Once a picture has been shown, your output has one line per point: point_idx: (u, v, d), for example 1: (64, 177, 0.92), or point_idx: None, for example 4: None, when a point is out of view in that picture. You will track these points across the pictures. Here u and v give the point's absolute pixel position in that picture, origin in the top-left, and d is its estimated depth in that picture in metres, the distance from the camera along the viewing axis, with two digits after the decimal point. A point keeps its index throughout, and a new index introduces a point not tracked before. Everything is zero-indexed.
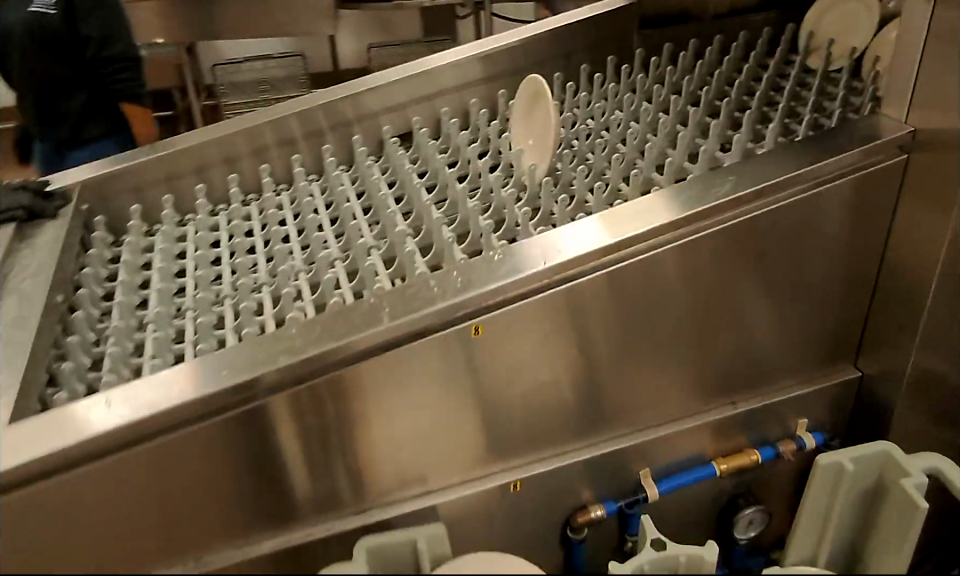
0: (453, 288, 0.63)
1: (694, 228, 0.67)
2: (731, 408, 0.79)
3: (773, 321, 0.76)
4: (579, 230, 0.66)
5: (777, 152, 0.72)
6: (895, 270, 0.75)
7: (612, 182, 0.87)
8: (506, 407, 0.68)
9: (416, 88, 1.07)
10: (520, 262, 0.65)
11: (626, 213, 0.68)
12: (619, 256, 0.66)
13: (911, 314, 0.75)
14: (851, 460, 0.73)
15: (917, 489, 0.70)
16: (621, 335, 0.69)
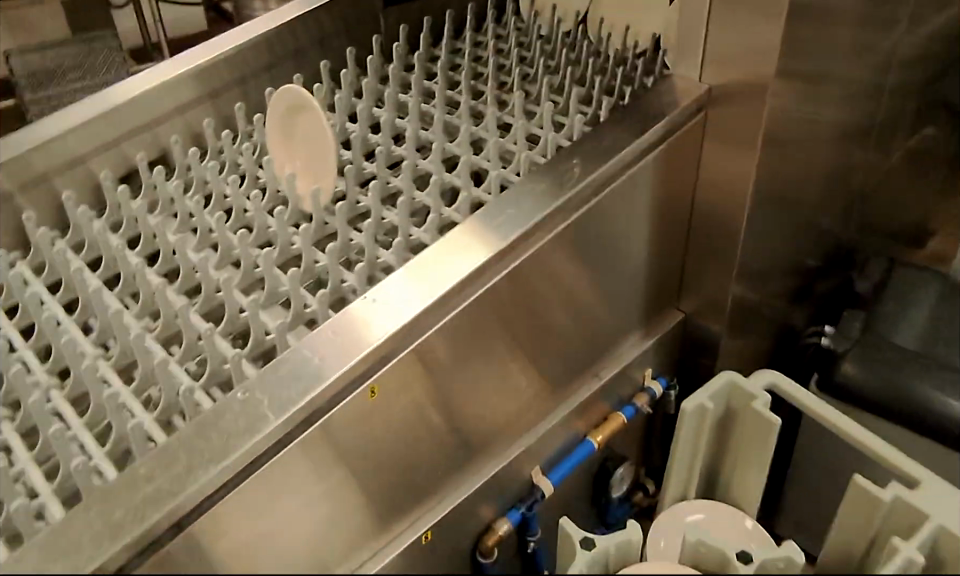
0: (339, 354, 0.58)
1: (522, 247, 0.67)
2: (577, 393, 0.81)
3: (601, 301, 0.79)
4: (401, 288, 0.62)
5: (599, 131, 0.76)
6: (706, 214, 0.84)
7: (408, 192, 0.80)
8: (388, 466, 0.63)
9: (125, 120, 0.89)
10: (388, 313, 0.61)
11: (448, 249, 0.66)
12: (478, 285, 0.65)
13: (725, 247, 0.84)
14: (708, 398, 0.79)
15: (764, 406, 0.78)
16: (478, 359, 0.68)
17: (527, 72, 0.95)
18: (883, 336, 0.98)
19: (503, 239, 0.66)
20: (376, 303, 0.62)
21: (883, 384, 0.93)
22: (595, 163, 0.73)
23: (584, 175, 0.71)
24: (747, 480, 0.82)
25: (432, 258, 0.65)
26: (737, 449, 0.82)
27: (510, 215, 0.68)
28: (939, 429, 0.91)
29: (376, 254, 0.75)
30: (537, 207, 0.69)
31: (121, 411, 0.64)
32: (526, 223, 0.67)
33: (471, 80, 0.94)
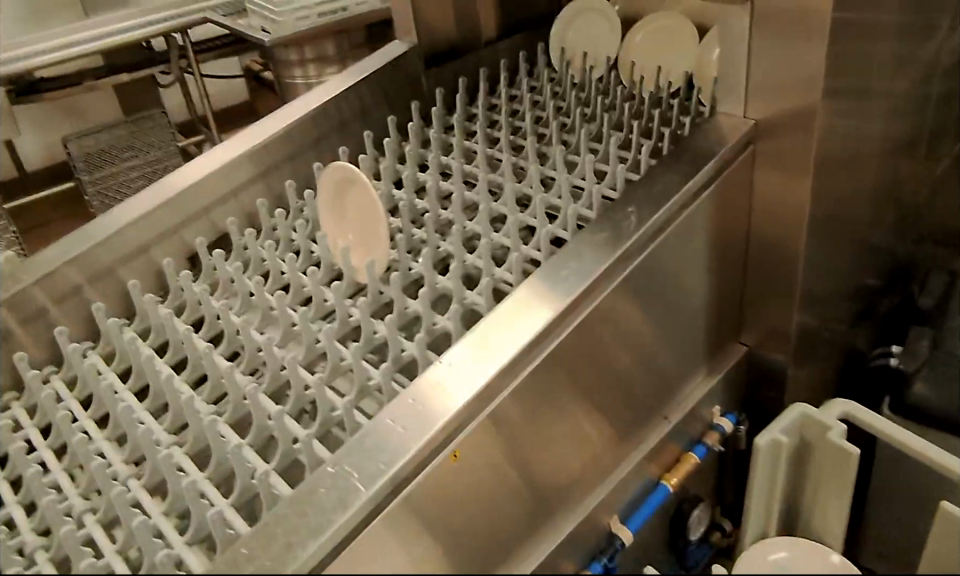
0: (421, 421, 0.61)
1: (589, 299, 0.70)
2: (645, 441, 0.81)
3: (662, 346, 0.80)
4: (485, 348, 0.66)
5: (647, 178, 0.77)
6: (762, 242, 0.85)
7: (458, 255, 0.80)
8: (470, 528, 0.64)
9: (184, 207, 0.93)
10: (456, 383, 0.64)
11: (515, 309, 0.69)
12: (541, 348, 0.67)
13: (786, 276, 0.84)
14: (781, 432, 0.79)
15: (841, 436, 0.77)
16: (551, 411, 0.69)
17: (565, 125, 0.96)
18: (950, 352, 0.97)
19: (560, 301, 0.68)
20: (444, 374, 0.65)
21: (956, 402, 0.91)
22: (648, 210, 0.74)
23: (640, 222, 0.73)
24: (830, 511, 0.81)
25: (493, 325, 0.68)
26: (816, 482, 0.81)
27: (572, 274, 0.70)
28: None
29: (432, 321, 0.75)
30: (595, 261, 0.71)
31: (199, 499, 0.66)
32: (582, 283, 0.69)
33: (509, 137, 0.95)
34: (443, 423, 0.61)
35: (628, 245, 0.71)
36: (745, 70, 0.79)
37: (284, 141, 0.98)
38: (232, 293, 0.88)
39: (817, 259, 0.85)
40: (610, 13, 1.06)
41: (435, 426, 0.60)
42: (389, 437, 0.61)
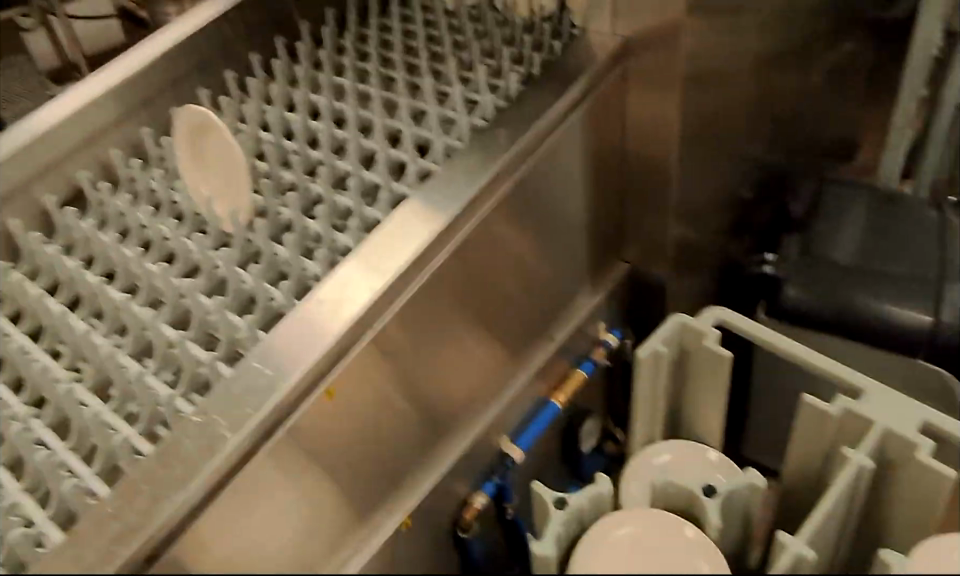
0: (286, 362, 0.61)
1: (462, 222, 0.69)
2: (529, 362, 0.83)
3: (545, 263, 0.81)
4: (351, 280, 0.64)
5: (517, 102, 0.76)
6: (636, 158, 0.86)
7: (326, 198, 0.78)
8: (351, 454, 0.65)
9: (31, 161, 0.86)
10: (329, 315, 0.63)
11: (386, 237, 0.67)
12: (417, 273, 0.66)
13: (658, 190, 0.87)
14: (662, 343, 0.82)
15: (715, 342, 0.82)
16: (430, 333, 0.69)
17: (438, 50, 0.93)
18: (820, 255, 1.03)
19: (433, 223, 0.67)
20: (318, 307, 0.63)
21: (821, 300, 0.99)
22: (519, 129, 0.74)
23: (512, 142, 0.73)
24: (707, 411, 0.86)
25: (367, 253, 0.66)
26: (693, 385, 0.86)
27: (441, 198, 0.69)
28: (880, 335, 0.96)
29: (301, 269, 0.72)
30: (468, 182, 0.70)
31: (58, 474, 0.65)
32: (455, 204, 0.68)
33: (382, 65, 0.91)
34: (315, 359, 0.60)
35: (496, 166, 0.71)
36: None
37: (141, 79, 0.92)
38: (89, 252, 0.84)
39: (690, 175, 0.87)
40: None
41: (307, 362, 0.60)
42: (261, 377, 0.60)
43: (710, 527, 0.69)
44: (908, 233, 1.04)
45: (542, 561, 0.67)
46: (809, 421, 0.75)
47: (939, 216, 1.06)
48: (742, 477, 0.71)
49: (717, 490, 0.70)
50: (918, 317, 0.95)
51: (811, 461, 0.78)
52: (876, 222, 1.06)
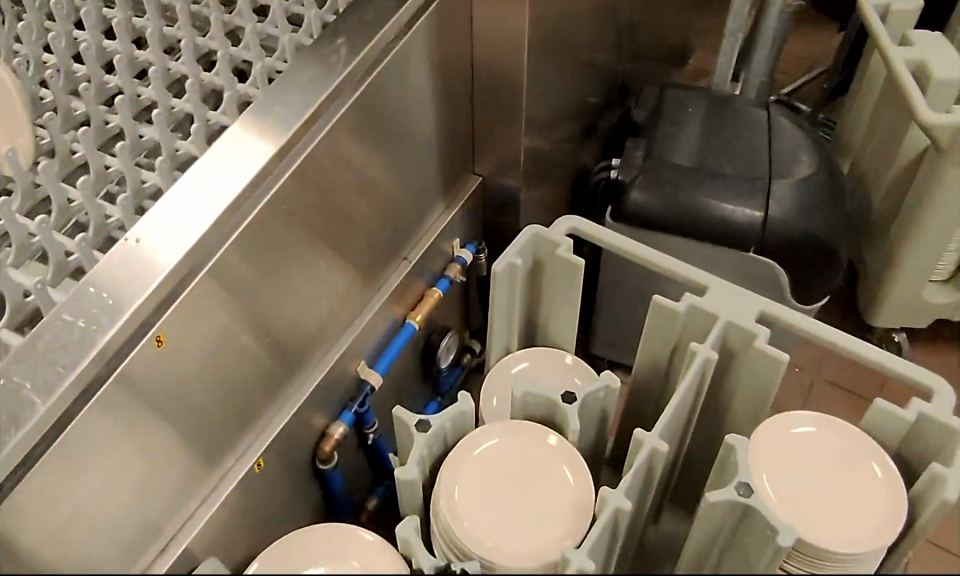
0: (109, 313, 0.54)
1: (303, 146, 0.62)
2: (383, 287, 0.79)
3: (395, 181, 0.76)
4: (171, 216, 0.57)
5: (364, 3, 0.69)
6: (489, 72, 0.79)
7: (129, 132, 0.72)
8: (192, 401, 0.59)
9: None
10: (157, 252, 0.56)
11: (211, 166, 0.60)
12: (254, 199, 0.59)
13: (511, 104, 0.81)
14: (517, 255, 0.81)
15: (568, 252, 0.81)
16: (270, 266, 0.63)
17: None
18: (663, 158, 1.05)
19: (269, 143, 0.61)
20: (144, 244, 0.56)
21: (666, 202, 1.02)
22: (358, 36, 0.67)
23: (351, 51, 0.66)
24: (562, 318, 0.87)
25: (196, 181, 0.59)
26: (547, 294, 0.87)
27: (275, 116, 0.62)
28: (718, 233, 1.01)
29: (103, 216, 0.67)
30: (306, 97, 0.63)
31: None
32: (294, 122, 0.62)
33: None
34: (141, 300, 0.54)
35: (337, 78, 0.64)
36: None
37: None
38: None
39: (540, 87, 0.82)
40: None
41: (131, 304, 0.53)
42: (82, 332, 0.54)
43: (571, 433, 0.70)
44: (739, 133, 1.08)
45: (407, 485, 0.65)
46: (659, 321, 0.78)
47: (767, 116, 1.11)
48: (599, 379, 0.71)
49: (575, 395, 0.70)
50: (750, 214, 1.00)
51: (661, 360, 0.81)
52: (711, 124, 1.09)
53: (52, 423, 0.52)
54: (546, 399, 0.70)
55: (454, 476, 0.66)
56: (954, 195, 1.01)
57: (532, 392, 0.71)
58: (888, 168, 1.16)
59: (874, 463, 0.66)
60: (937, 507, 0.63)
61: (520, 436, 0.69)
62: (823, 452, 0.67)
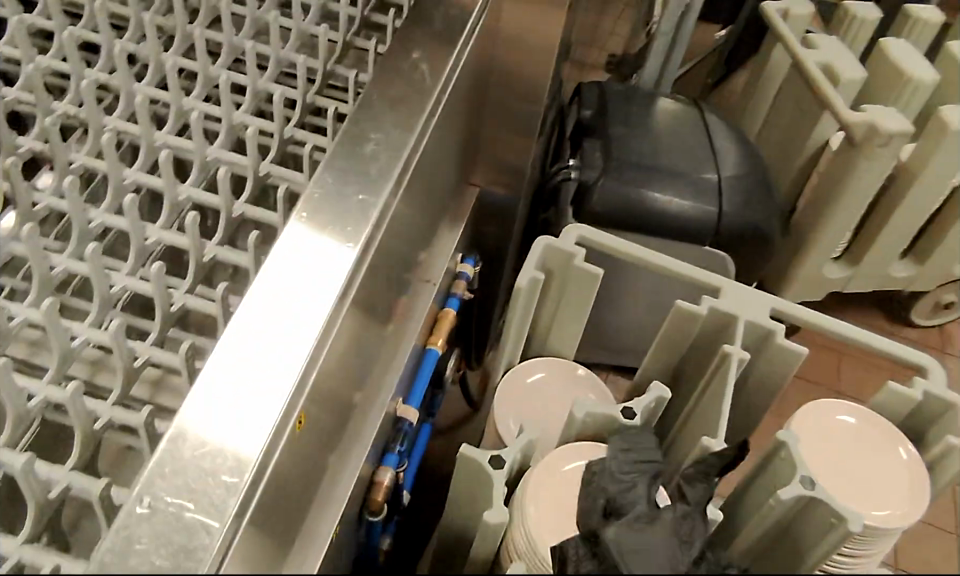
0: (266, 406, 0.49)
1: (391, 198, 0.60)
2: (412, 318, 0.74)
3: (416, 209, 0.73)
4: (295, 297, 0.53)
5: (428, 25, 0.73)
6: (511, 80, 0.85)
7: (112, 176, 0.67)
8: (295, 483, 0.55)
9: None
10: (260, 388, 0.50)
11: (313, 235, 0.56)
12: (344, 310, 0.55)
13: (527, 112, 0.87)
14: (535, 270, 0.79)
15: (584, 263, 0.79)
16: (352, 332, 0.60)
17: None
18: (620, 156, 1.07)
19: (349, 247, 0.56)
20: (270, 333, 0.52)
21: (626, 204, 1.04)
22: (436, 58, 0.71)
23: (435, 74, 0.69)
24: (569, 329, 0.85)
25: (275, 296, 0.53)
26: (554, 305, 0.84)
27: (360, 199, 0.59)
28: (677, 229, 1.05)
29: (108, 285, 0.62)
30: (398, 133, 0.64)
31: None
32: (372, 216, 0.58)
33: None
34: (263, 451, 0.48)
35: (417, 116, 0.66)
36: None
37: None
38: None
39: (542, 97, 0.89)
40: None
41: (253, 456, 0.47)
42: (194, 493, 0.46)
43: None
44: (679, 131, 1.13)
45: (491, 529, 0.62)
46: (678, 324, 0.80)
47: (700, 115, 1.17)
48: (649, 391, 0.72)
49: (634, 410, 0.70)
50: (707, 212, 1.06)
51: (675, 365, 0.84)
52: (654, 123, 1.13)
53: (224, 538, 0.45)
54: (606, 416, 0.70)
55: (549, 509, 0.64)
56: (862, 182, 1.14)
57: (592, 411, 0.69)
58: (791, 162, 1.30)
59: (900, 448, 0.72)
60: None
61: (603, 457, 0.68)
62: (855, 440, 0.73)
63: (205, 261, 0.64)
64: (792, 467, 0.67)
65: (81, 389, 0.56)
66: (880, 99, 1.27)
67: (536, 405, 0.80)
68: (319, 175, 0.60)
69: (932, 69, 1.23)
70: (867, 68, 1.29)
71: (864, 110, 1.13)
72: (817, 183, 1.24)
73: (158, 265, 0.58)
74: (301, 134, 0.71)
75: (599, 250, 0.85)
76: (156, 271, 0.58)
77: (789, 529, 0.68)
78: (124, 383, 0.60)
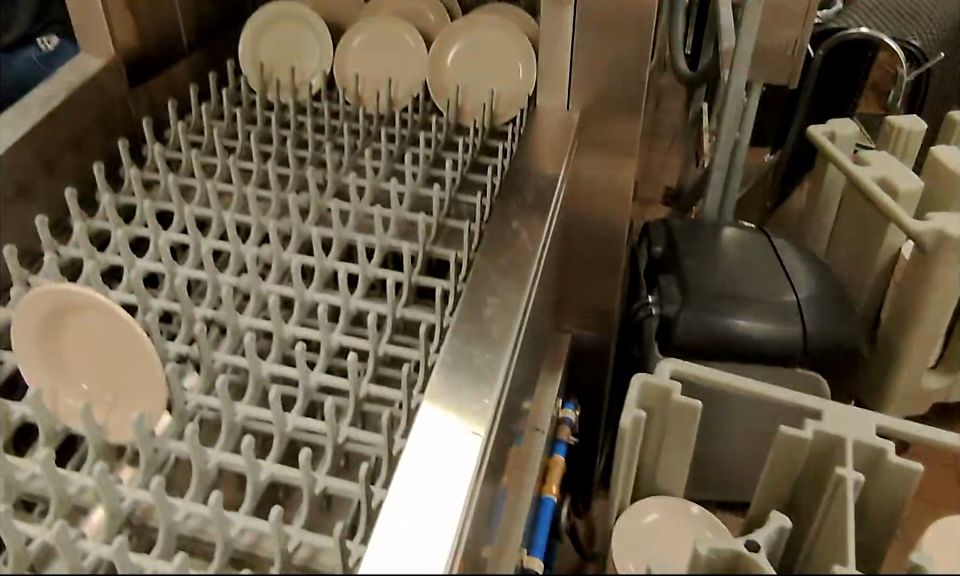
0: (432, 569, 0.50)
1: (509, 359, 0.66)
2: (528, 468, 0.78)
3: (523, 362, 0.78)
4: (440, 464, 0.56)
5: (515, 200, 0.83)
6: (592, 217, 1.04)
7: (253, 372, 0.75)
8: None
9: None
10: (412, 560, 0.51)
11: (446, 406, 0.61)
12: (482, 475, 0.58)
13: (609, 246, 1.05)
14: (637, 410, 0.82)
15: (684, 398, 0.82)
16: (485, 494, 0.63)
17: (340, 180, 0.96)
18: (697, 289, 1.12)
19: (474, 419, 0.60)
20: (421, 502, 0.54)
21: (710, 332, 1.08)
22: (533, 226, 0.79)
23: (534, 238, 0.77)
24: (675, 466, 0.86)
25: (413, 473, 0.56)
26: (658, 444, 0.86)
27: (487, 359, 0.64)
28: (767, 352, 1.07)
29: (257, 472, 0.67)
30: (505, 296, 0.71)
31: None
32: (495, 380, 0.63)
33: (280, 197, 0.93)
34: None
35: (520, 280, 0.72)
36: (569, 66, 0.97)
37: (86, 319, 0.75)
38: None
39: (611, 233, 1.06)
40: (400, 31, 1.10)
41: None
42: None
43: None
44: (751, 259, 1.18)
45: None
46: (786, 452, 0.80)
47: (767, 239, 1.22)
48: (769, 523, 0.74)
49: (757, 542, 0.72)
50: (792, 332, 1.08)
51: (792, 493, 0.83)
52: (723, 252, 1.19)
53: None
54: (729, 552, 0.71)
55: None
56: (943, 290, 1.15)
57: (717, 546, 0.70)
58: (865, 277, 1.32)
59: None
60: None
61: None
62: None
63: (340, 443, 0.70)
64: None
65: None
66: (945, 206, 1.30)
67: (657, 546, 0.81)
68: (449, 341, 0.66)
69: None
70: (925, 177, 1.33)
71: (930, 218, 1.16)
72: (896, 294, 1.25)
73: (304, 451, 0.64)
74: (411, 313, 0.78)
75: (693, 383, 0.89)
76: (302, 458, 0.64)
77: None
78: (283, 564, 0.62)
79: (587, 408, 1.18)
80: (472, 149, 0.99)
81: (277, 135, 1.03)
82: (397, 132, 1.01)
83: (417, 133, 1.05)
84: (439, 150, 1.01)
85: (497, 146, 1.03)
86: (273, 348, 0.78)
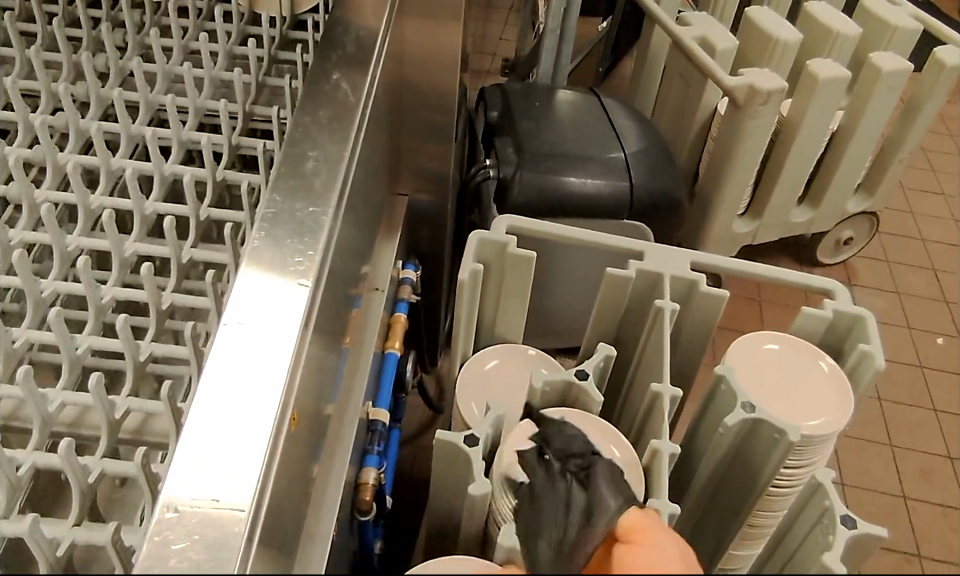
0: (262, 414, 0.50)
1: (335, 214, 0.64)
2: (369, 330, 0.78)
3: (357, 222, 0.77)
4: (264, 321, 0.55)
5: (334, 56, 0.79)
6: (419, 87, 1.00)
7: (4, 340, 0.70)
8: (293, 486, 0.56)
9: None
10: (237, 428, 0.50)
11: (270, 266, 0.59)
12: (309, 330, 0.57)
13: (443, 118, 1.02)
14: (475, 262, 0.83)
15: (517, 248, 0.84)
16: (319, 344, 0.63)
17: (106, 95, 0.88)
18: (533, 151, 1.14)
19: (300, 280, 0.58)
20: (247, 360, 0.53)
21: (543, 194, 1.11)
22: (354, 78, 0.77)
23: (356, 91, 0.76)
24: (511, 319, 0.91)
25: (235, 340, 0.54)
26: (495, 298, 0.89)
27: (311, 211, 0.63)
28: (599, 209, 1.13)
29: (13, 467, 0.64)
30: (330, 153, 0.69)
31: None
32: (320, 234, 0.61)
33: (27, 119, 0.84)
34: (257, 488, 0.48)
35: (348, 138, 0.70)
36: None
37: None
38: None
39: (442, 118, 1.02)
40: None
41: (261, 463, 0.48)
42: (193, 536, 0.46)
43: (591, 406, 0.76)
44: (584, 121, 1.20)
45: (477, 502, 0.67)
46: (613, 291, 0.85)
47: (598, 101, 1.25)
48: (597, 351, 0.79)
49: (586, 370, 0.77)
50: (618, 191, 1.14)
51: (614, 332, 0.90)
52: (557, 114, 1.20)
53: (257, 529, 0.47)
54: (561, 381, 0.76)
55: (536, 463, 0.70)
56: (751, 140, 1.26)
57: (549, 378, 0.75)
58: (685, 138, 1.40)
59: (821, 361, 0.81)
60: (872, 378, 0.78)
61: (571, 417, 0.74)
62: (784, 364, 0.81)
63: (119, 416, 0.68)
64: (733, 396, 0.74)
65: (37, 519, 0.60)
66: (753, 63, 1.39)
67: (492, 388, 0.85)
68: (269, 196, 0.64)
69: (792, 30, 1.35)
70: (739, 39, 1.41)
71: (741, 76, 1.23)
72: (711, 150, 1.34)
73: (66, 440, 0.61)
74: (198, 256, 0.77)
75: (530, 236, 0.91)
76: (61, 452, 0.61)
77: (740, 455, 0.75)
78: (79, 507, 0.63)
79: (428, 272, 1.20)
80: (284, 30, 0.96)
81: (15, 38, 0.89)
82: (176, 25, 0.91)
83: (211, 13, 0.99)
84: (243, 30, 0.96)
85: (304, 27, 0.99)
86: (29, 311, 0.74)
